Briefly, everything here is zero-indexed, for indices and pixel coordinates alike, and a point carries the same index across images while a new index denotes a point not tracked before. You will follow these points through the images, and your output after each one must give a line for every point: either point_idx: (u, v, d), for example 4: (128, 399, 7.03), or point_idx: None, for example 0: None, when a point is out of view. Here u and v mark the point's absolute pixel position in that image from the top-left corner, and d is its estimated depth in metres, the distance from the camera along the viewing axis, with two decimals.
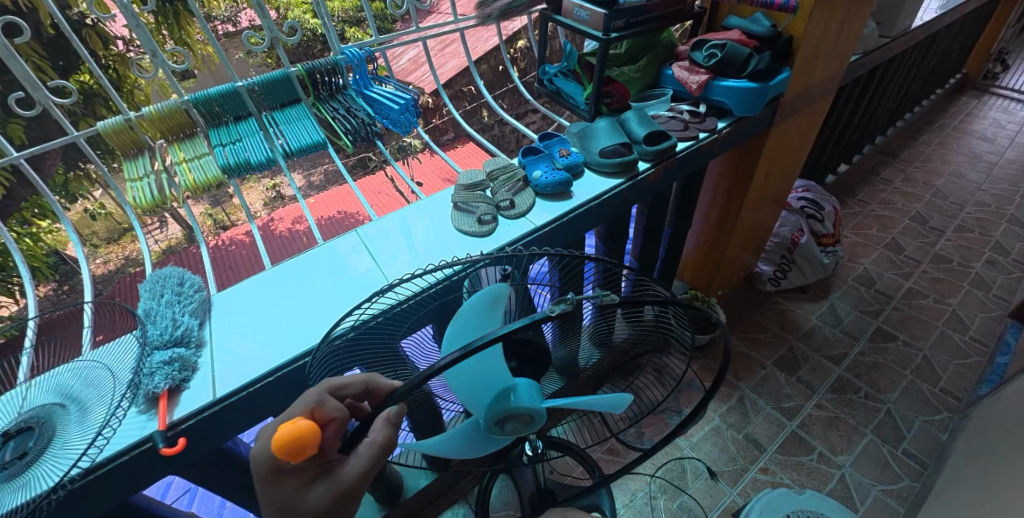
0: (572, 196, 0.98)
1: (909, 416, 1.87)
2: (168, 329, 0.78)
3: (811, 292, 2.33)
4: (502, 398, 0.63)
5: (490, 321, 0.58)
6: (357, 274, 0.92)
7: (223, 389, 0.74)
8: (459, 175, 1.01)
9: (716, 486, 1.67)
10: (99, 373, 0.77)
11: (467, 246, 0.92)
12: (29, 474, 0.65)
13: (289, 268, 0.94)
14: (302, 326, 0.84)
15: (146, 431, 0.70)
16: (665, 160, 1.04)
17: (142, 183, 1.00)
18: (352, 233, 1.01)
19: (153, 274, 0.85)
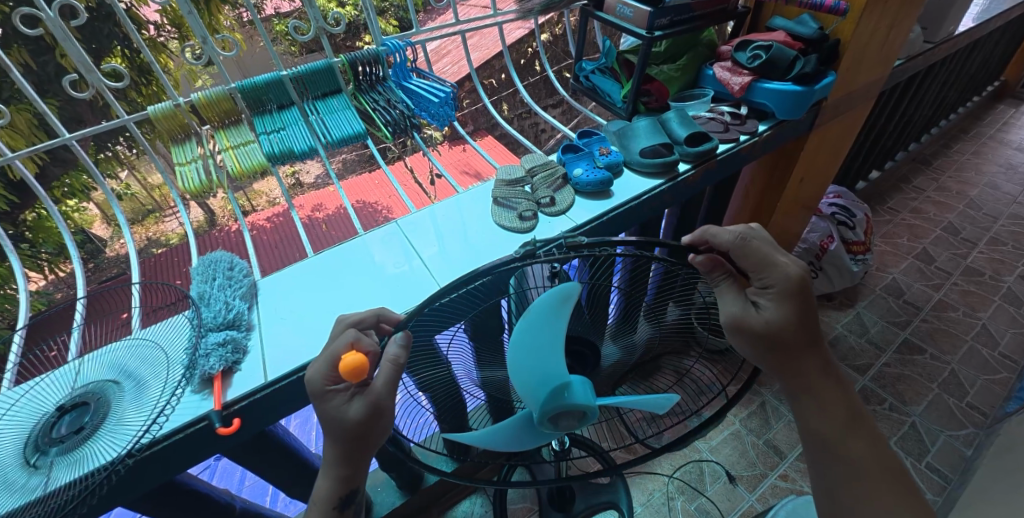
0: (611, 196, 0.98)
1: (934, 430, 1.84)
2: (221, 312, 0.80)
3: (836, 300, 2.29)
4: (558, 395, 0.64)
5: (557, 319, 0.59)
6: (398, 265, 0.93)
7: (274, 372, 0.77)
8: (498, 170, 1.03)
9: (734, 491, 1.66)
10: (152, 352, 0.80)
11: (509, 241, 0.93)
12: (88, 447, 0.68)
13: (329, 257, 0.96)
14: (346, 315, 0.85)
15: (202, 410, 0.73)
16: (705, 162, 1.02)
17: (191, 168, 1.01)
18: (389, 223, 1.03)
19: (205, 258, 0.88)
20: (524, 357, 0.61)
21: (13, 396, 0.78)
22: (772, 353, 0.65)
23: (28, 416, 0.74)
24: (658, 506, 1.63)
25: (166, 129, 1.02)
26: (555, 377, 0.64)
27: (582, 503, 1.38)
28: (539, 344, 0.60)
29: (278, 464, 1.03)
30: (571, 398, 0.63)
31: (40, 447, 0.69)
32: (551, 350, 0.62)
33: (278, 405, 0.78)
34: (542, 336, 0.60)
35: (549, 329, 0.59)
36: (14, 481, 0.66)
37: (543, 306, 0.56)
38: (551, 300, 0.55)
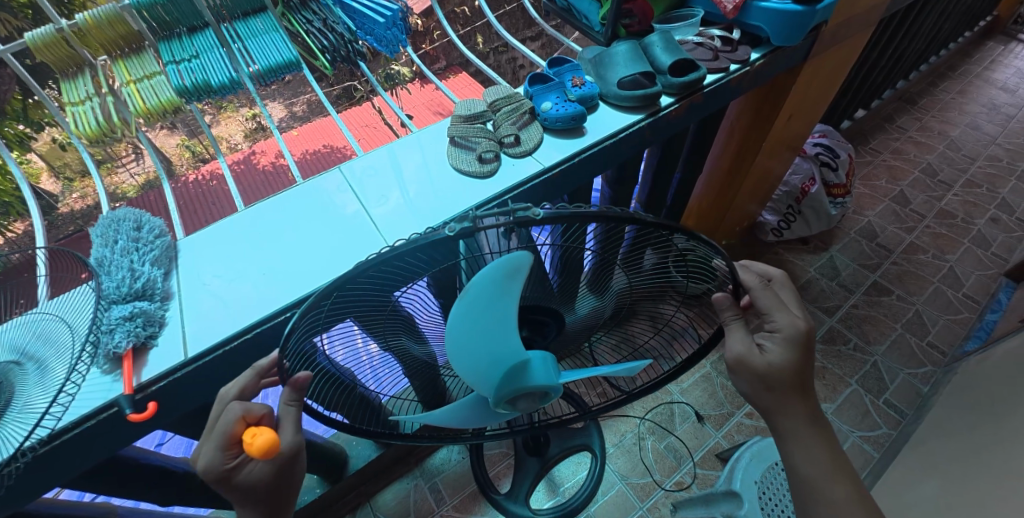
0: (584, 133, 0.87)
1: (894, 368, 1.89)
2: (126, 281, 0.68)
3: (812, 244, 2.27)
4: (513, 377, 0.59)
5: (505, 297, 0.49)
6: (343, 217, 0.81)
7: (195, 347, 0.67)
8: (456, 105, 0.89)
9: (702, 429, 1.69)
10: (55, 327, 0.68)
11: (468, 187, 0.82)
12: None
13: (264, 209, 0.82)
14: (278, 276, 0.74)
15: (112, 394, 0.63)
16: (690, 95, 0.91)
17: (85, 107, 0.86)
18: (334, 168, 0.89)
19: (108, 215, 0.74)
20: (473, 341, 0.53)
21: None
22: (769, 392, 0.66)
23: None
24: (629, 447, 1.65)
25: (51, 60, 0.85)
26: (510, 355, 0.57)
27: (556, 447, 1.35)
28: (486, 328, 0.52)
29: None
30: (530, 379, 0.59)
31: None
32: (508, 327, 0.53)
33: (206, 382, 0.69)
34: (487, 319, 0.51)
35: (499, 308, 0.51)
36: None
37: (481, 287, 0.47)
38: (496, 272, 0.45)
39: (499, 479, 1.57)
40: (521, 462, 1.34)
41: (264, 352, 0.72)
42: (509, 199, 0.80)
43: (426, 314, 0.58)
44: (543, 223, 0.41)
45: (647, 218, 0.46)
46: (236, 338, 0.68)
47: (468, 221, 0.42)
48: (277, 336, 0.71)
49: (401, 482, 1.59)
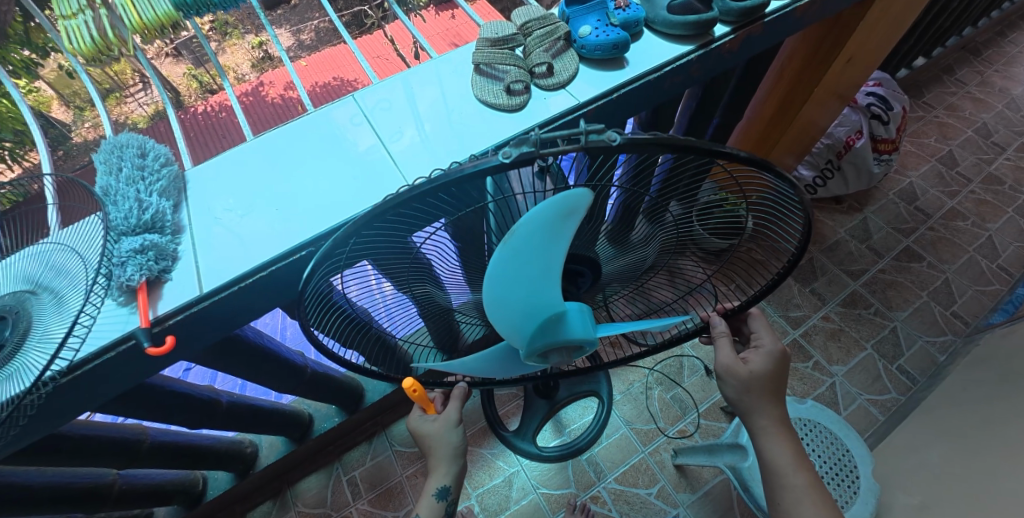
0: (624, 66, 0.78)
1: (913, 335, 1.85)
2: (133, 212, 0.64)
3: (846, 203, 2.16)
4: (550, 330, 0.57)
5: (553, 241, 0.45)
6: (358, 153, 0.75)
7: (210, 283, 0.65)
8: (481, 27, 0.81)
9: (709, 383, 1.67)
10: (65, 257, 0.64)
11: (493, 124, 0.75)
12: (8, 368, 0.57)
13: (269, 142, 0.77)
14: (288, 213, 0.70)
15: (129, 327, 0.62)
16: (748, 24, 0.82)
17: (78, 22, 0.79)
18: (347, 97, 0.82)
19: (109, 140, 0.70)
20: (512, 287, 0.50)
21: None
22: (750, 394, 0.70)
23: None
24: (636, 395, 1.66)
25: None
26: (549, 307, 0.54)
27: (565, 391, 1.34)
28: (526, 276, 0.49)
29: (242, 365, 0.96)
30: (569, 333, 0.58)
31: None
32: (552, 275, 0.50)
33: (225, 317, 0.68)
34: (530, 267, 0.48)
35: (543, 253, 0.46)
36: None
37: (532, 230, 0.42)
38: (549, 213, 0.40)
39: (508, 417, 1.62)
40: (530, 404, 1.34)
41: (280, 289, 0.69)
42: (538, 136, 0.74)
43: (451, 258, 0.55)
44: (620, 149, 0.37)
45: (735, 152, 0.41)
46: (252, 273, 0.65)
47: (529, 144, 0.37)
48: (293, 274, 0.69)
49: None
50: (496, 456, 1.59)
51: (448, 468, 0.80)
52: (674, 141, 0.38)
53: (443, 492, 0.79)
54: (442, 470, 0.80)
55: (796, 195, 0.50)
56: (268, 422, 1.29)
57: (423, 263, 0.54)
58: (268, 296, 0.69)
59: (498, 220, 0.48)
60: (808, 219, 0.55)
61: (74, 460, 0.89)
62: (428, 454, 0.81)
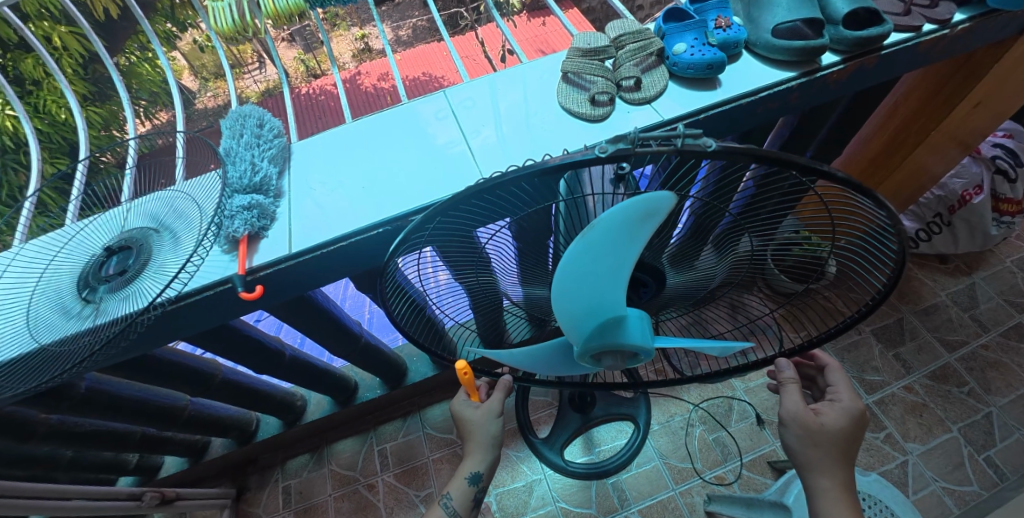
0: (717, 87, 0.75)
1: (1011, 426, 1.62)
2: (247, 174, 0.71)
3: (951, 265, 1.95)
4: (609, 331, 0.55)
5: (628, 243, 0.45)
6: (444, 143, 0.78)
7: (300, 244, 0.69)
8: (575, 37, 0.82)
9: (759, 432, 1.57)
10: (187, 204, 0.71)
11: (570, 131, 0.75)
12: (130, 290, 0.62)
13: (363, 127, 0.83)
14: (373, 192, 0.73)
15: (227, 272, 0.67)
16: (862, 55, 0.77)
17: (223, 4, 0.89)
18: (437, 93, 0.86)
19: (236, 110, 0.79)
20: (578, 283, 0.50)
21: (65, 236, 0.73)
22: (814, 449, 0.65)
23: (78, 256, 0.70)
24: (675, 430, 1.60)
25: None
26: (610, 304, 0.53)
27: (601, 410, 1.33)
28: (594, 274, 0.49)
29: (307, 325, 1.04)
30: (627, 336, 0.54)
31: (88, 284, 0.65)
32: (619, 272, 0.49)
33: (308, 277, 0.71)
34: (599, 266, 0.48)
35: (615, 254, 0.46)
36: (69, 309, 0.64)
37: (609, 226, 0.42)
38: (629, 213, 0.41)
39: (539, 424, 1.61)
40: (563, 415, 1.33)
41: (360, 261, 0.72)
42: None
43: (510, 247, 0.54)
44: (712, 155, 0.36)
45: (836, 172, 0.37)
46: (338, 242, 0.69)
47: (625, 142, 0.37)
48: (374, 248, 0.71)
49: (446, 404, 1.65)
50: (521, 460, 1.59)
51: (484, 455, 0.81)
52: (764, 153, 0.36)
53: (473, 476, 0.80)
54: (476, 456, 0.81)
55: (892, 232, 0.45)
56: (320, 381, 1.38)
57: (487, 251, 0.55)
58: (346, 266, 0.72)
59: (568, 219, 0.47)
60: (900, 264, 0.49)
61: (158, 381, 1.01)
62: (466, 439, 0.83)
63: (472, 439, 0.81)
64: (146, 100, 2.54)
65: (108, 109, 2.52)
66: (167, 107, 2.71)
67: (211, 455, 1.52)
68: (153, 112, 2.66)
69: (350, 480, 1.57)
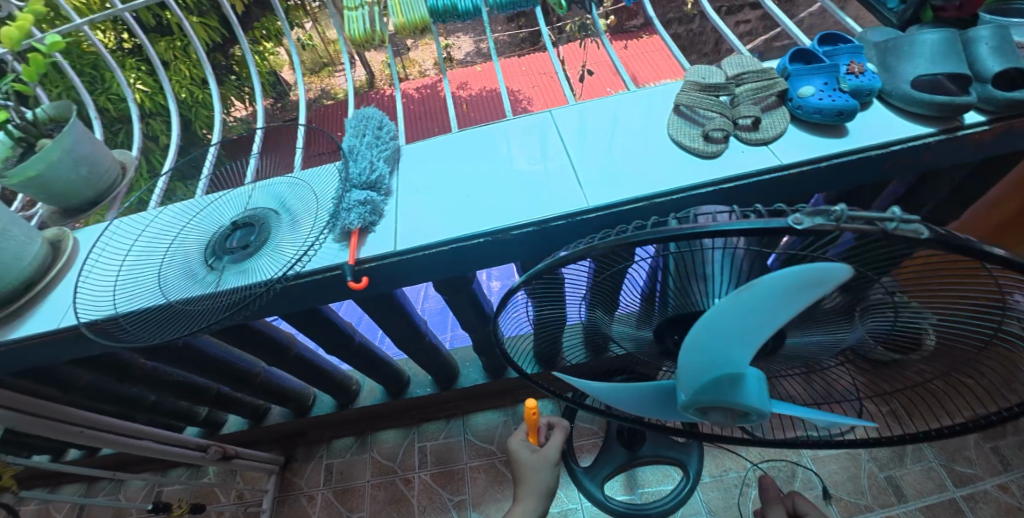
0: (844, 134, 0.70)
1: None
2: (365, 171, 0.69)
3: None
4: (722, 389, 0.47)
5: (786, 308, 0.38)
6: (557, 155, 0.73)
7: (404, 242, 0.65)
8: (690, 69, 0.79)
9: (823, 507, 1.43)
10: (308, 191, 0.71)
11: (686, 165, 0.68)
12: (249, 263, 0.63)
13: (468, 137, 0.79)
14: (477, 201, 0.69)
15: (337, 261, 0.65)
16: (1012, 117, 0.70)
17: (357, 12, 0.85)
18: (541, 113, 0.81)
19: (358, 112, 0.79)
20: (710, 337, 0.42)
21: (196, 205, 0.75)
22: None
23: (208, 226, 0.72)
24: (728, 486, 1.50)
25: None
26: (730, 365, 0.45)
27: (650, 449, 1.28)
28: (734, 331, 0.41)
29: (380, 318, 1.08)
30: (744, 396, 0.47)
31: (215, 252, 0.66)
32: (749, 336, 0.42)
33: (412, 275, 0.68)
34: (744, 326, 0.40)
35: (767, 317, 0.39)
36: (194, 272, 0.65)
37: (776, 287, 0.36)
38: (802, 279, 0.34)
39: (581, 452, 1.56)
40: (609, 448, 1.29)
41: (458, 267, 0.68)
42: (727, 188, 0.66)
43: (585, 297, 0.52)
44: (927, 244, 0.31)
45: None
46: (441, 244, 0.65)
47: (827, 216, 0.32)
48: (475, 257, 0.67)
49: (491, 413, 1.65)
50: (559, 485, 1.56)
51: (535, 505, 0.79)
52: (958, 243, 0.32)
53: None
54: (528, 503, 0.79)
55: None
56: (379, 370, 1.42)
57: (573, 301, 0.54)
58: (443, 269, 0.68)
59: (680, 268, 0.41)
60: None
61: (242, 346, 1.08)
62: (517, 482, 0.82)
63: (524, 486, 0.81)
64: (252, 88, 2.77)
65: (220, 93, 2.79)
66: (268, 95, 2.96)
67: (270, 421, 1.61)
68: (256, 99, 2.90)
69: (389, 469, 1.61)
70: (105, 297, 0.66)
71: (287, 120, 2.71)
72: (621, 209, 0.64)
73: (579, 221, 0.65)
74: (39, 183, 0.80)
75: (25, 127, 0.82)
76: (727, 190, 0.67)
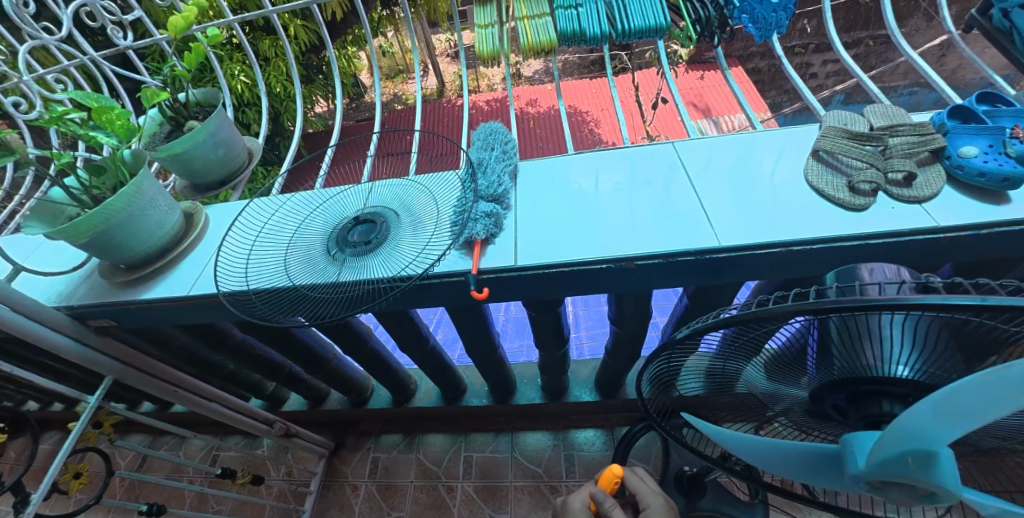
0: (1006, 202, 0.64)
1: None
2: (494, 184, 0.73)
3: None
4: (913, 467, 0.40)
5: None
6: (663, 190, 0.76)
7: (525, 259, 0.67)
8: (829, 116, 0.78)
9: None
10: (425, 197, 0.78)
11: (827, 216, 0.66)
12: (370, 258, 0.70)
13: (586, 161, 0.82)
14: (594, 226, 0.71)
15: (459, 267, 0.68)
16: None
17: (487, 30, 0.90)
18: (661, 143, 0.83)
19: (483, 128, 0.83)
20: (923, 415, 0.38)
21: (319, 197, 0.84)
22: None
23: (330, 218, 0.80)
24: None
25: None
26: (937, 435, 0.38)
27: (711, 503, 1.20)
28: (955, 412, 0.36)
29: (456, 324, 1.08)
30: (934, 476, 0.40)
31: (338, 244, 0.73)
32: (982, 408, 0.35)
33: (528, 290, 0.70)
34: (967, 409, 0.36)
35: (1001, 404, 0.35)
36: (319, 260, 0.72)
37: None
38: None
39: None
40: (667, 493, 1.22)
41: (571, 288, 0.70)
42: (871, 244, 0.63)
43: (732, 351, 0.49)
44: None
45: None
46: (560, 265, 0.67)
47: None
48: (589, 281, 0.69)
49: (541, 434, 1.62)
50: None
51: None
52: None
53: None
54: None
55: None
56: (444, 374, 1.44)
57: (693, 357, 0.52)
58: (556, 289, 0.70)
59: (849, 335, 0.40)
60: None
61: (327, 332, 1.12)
62: None
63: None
64: (333, 86, 2.87)
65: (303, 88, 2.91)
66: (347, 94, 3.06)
67: (327, 406, 1.65)
68: (335, 96, 3.00)
69: (434, 473, 1.61)
70: (239, 269, 0.74)
71: (362, 121, 2.80)
72: (756, 251, 0.64)
73: (706, 259, 0.65)
74: (182, 159, 0.86)
75: (177, 107, 0.89)
76: (870, 247, 0.64)
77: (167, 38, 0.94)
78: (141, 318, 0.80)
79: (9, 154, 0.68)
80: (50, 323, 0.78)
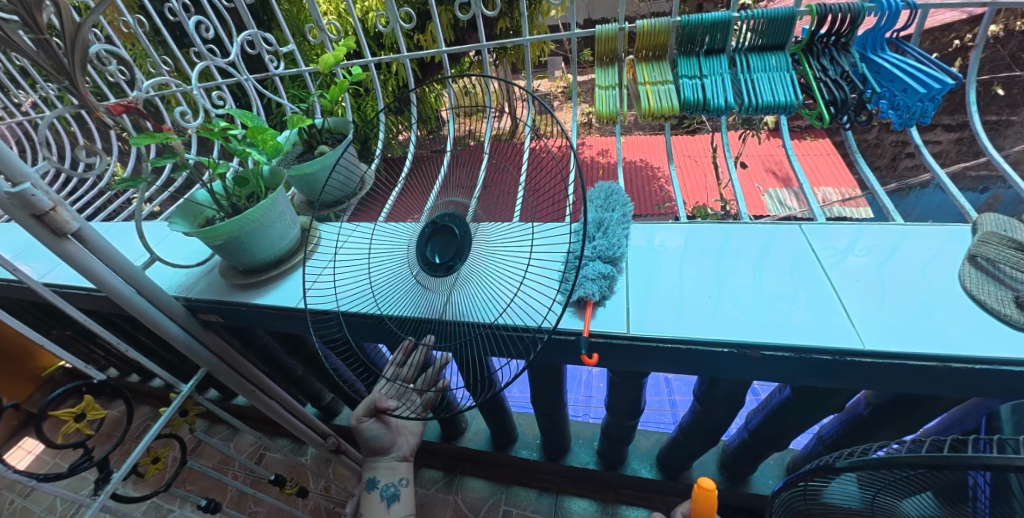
0: None
1: None
2: (611, 246, 0.73)
3: None
4: None
5: None
6: (785, 275, 0.72)
7: (637, 328, 0.67)
8: (983, 218, 0.71)
9: None
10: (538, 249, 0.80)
11: (982, 331, 0.61)
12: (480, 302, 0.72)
13: (700, 233, 0.81)
14: (709, 304, 0.69)
15: (570, 326, 0.69)
16: None
17: (608, 91, 0.93)
18: (784, 224, 0.80)
19: (599, 186, 0.83)
20: None
21: None
22: None
23: None
24: None
25: (600, 48, 0.93)
26: None
27: None
28: None
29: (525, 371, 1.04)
30: None
31: None
32: None
33: (633, 359, 0.69)
34: None
35: None
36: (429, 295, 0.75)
37: None
38: None
39: None
40: None
41: (679, 366, 0.68)
42: None
43: (884, 489, 0.47)
44: None
45: None
46: (675, 341, 0.66)
47: None
48: (701, 361, 0.67)
49: (587, 502, 1.47)
50: None
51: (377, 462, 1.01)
52: None
53: (392, 497, 0.97)
54: (397, 471, 1.01)
55: None
56: (502, 419, 1.39)
57: (829, 486, 0.50)
58: (666, 365, 0.69)
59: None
60: None
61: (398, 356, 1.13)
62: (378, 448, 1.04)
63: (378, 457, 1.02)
64: None
65: None
66: None
67: None
68: None
69: None
70: None
71: None
72: (905, 361, 0.60)
73: (846, 361, 0.62)
74: (309, 179, 0.93)
75: (312, 132, 0.97)
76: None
77: (312, 70, 1.04)
78: (252, 319, 0.84)
79: (172, 157, 0.76)
80: (169, 312, 0.84)
